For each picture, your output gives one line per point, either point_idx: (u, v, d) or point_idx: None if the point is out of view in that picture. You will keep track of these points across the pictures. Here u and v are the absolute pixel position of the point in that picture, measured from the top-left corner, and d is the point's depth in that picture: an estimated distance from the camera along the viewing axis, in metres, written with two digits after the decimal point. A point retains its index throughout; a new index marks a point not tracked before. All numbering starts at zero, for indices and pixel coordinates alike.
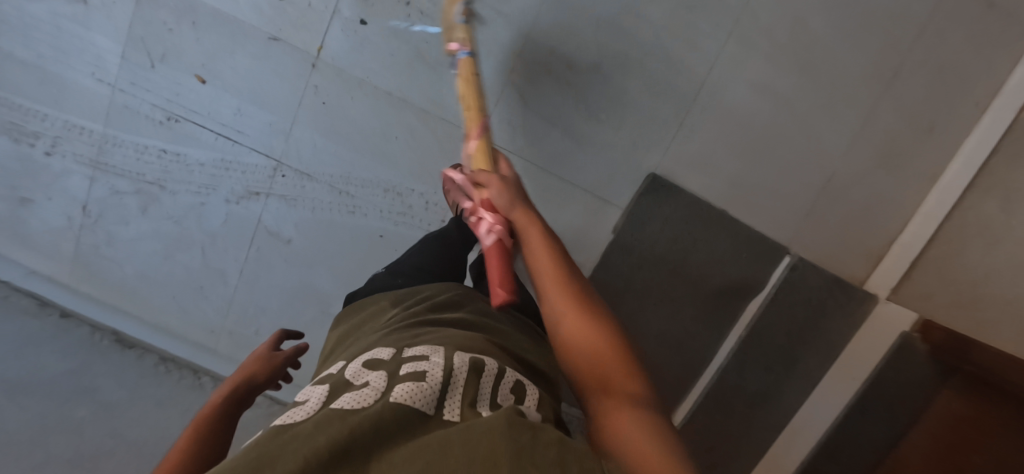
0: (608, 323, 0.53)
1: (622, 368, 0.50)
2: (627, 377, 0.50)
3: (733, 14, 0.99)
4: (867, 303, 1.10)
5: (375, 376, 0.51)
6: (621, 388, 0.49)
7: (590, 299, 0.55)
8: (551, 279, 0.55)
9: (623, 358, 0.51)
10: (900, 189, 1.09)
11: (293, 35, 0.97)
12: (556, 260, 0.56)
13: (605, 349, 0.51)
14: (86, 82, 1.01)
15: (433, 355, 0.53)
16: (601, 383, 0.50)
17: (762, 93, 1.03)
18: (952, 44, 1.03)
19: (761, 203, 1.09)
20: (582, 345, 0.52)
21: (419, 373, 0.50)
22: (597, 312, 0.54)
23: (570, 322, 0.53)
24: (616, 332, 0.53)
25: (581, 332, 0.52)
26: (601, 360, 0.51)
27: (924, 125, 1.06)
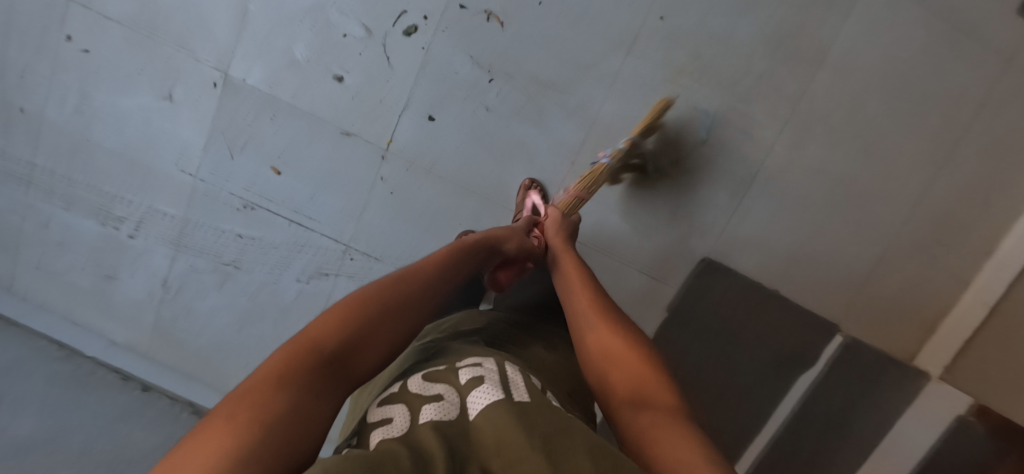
0: (640, 346, 0.60)
1: (651, 378, 0.55)
2: (656, 385, 0.54)
3: (789, 103, 1.01)
4: (919, 380, 1.10)
5: (444, 389, 0.48)
6: (649, 394, 0.53)
7: (624, 328, 0.63)
8: (589, 312, 0.66)
9: (651, 370, 0.56)
10: (954, 267, 1.09)
11: (365, 129, 1.03)
12: (598, 298, 0.69)
13: (634, 361, 0.57)
14: (169, 169, 1.07)
15: (485, 362, 0.52)
16: (633, 397, 0.54)
17: (815, 177, 1.05)
18: (1011, 126, 1.03)
19: (813, 282, 1.10)
20: (614, 358, 0.59)
21: (479, 377, 0.49)
22: (630, 337, 0.61)
23: (604, 340, 0.61)
24: (650, 357, 0.58)
25: (616, 351, 0.59)
26: (635, 375, 0.56)
27: (979, 205, 1.06)
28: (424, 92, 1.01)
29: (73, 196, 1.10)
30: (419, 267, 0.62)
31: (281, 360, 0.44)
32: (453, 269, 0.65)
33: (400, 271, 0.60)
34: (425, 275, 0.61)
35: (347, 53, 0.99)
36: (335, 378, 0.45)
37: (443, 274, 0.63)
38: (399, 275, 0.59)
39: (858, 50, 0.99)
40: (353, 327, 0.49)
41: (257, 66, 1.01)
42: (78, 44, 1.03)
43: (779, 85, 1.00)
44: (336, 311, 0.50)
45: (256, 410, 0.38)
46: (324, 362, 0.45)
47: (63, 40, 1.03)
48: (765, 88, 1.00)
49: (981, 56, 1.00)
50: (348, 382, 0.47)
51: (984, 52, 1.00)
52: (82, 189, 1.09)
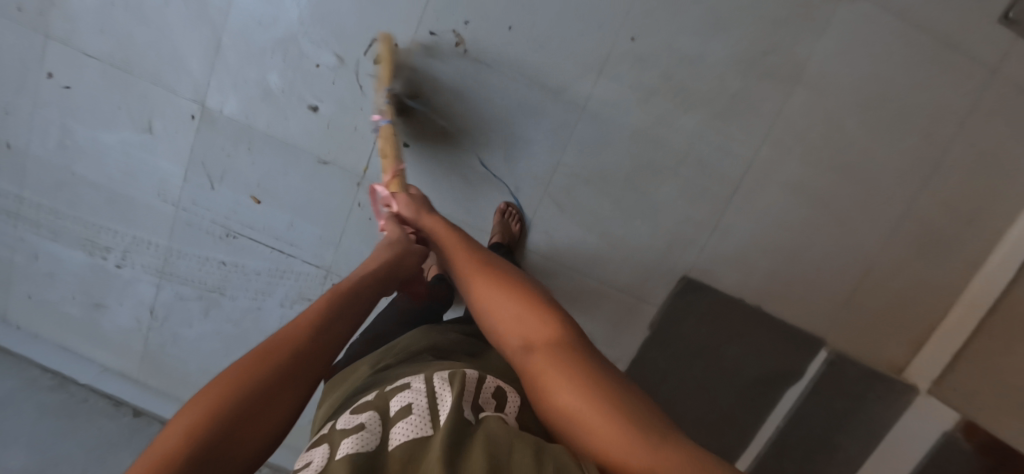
0: (515, 286, 0.58)
1: (530, 319, 0.53)
2: (536, 324, 0.53)
3: (765, 120, 1.00)
4: (907, 394, 1.09)
5: (367, 418, 0.47)
6: (532, 337, 0.52)
7: (501, 274, 0.60)
8: (465, 266, 0.63)
9: (530, 309, 0.54)
10: (940, 279, 1.08)
11: (341, 157, 1.03)
12: (469, 249, 0.66)
13: (511, 306, 0.55)
14: (151, 199, 1.09)
15: (415, 382, 0.51)
16: (519, 343, 0.53)
17: (794, 194, 1.04)
18: (994, 137, 1.01)
19: (796, 298, 1.09)
20: (493, 309, 0.57)
21: (407, 406, 0.47)
22: (508, 282, 0.59)
23: (482, 291, 0.59)
24: (529, 296, 0.57)
25: (496, 301, 0.57)
26: (516, 321, 0.54)
27: (964, 217, 1.05)
28: (398, 119, 1.01)
29: (60, 228, 1.12)
30: (302, 318, 0.52)
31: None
32: (349, 314, 0.56)
33: (280, 328, 0.50)
34: (309, 325, 0.52)
35: (321, 82, 1.01)
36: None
37: (334, 321, 0.54)
38: (272, 341, 0.49)
39: (834, 65, 0.98)
40: (219, 421, 0.42)
41: (234, 98, 1.02)
42: (59, 80, 1.05)
43: (754, 103, 0.99)
44: (210, 395, 0.43)
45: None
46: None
47: (44, 77, 1.05)
48: (740, 105, 0.99)
49: (961, 67, 0.99)
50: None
51: (964, 63, 0.99)
52: (69, 221, 1.11)
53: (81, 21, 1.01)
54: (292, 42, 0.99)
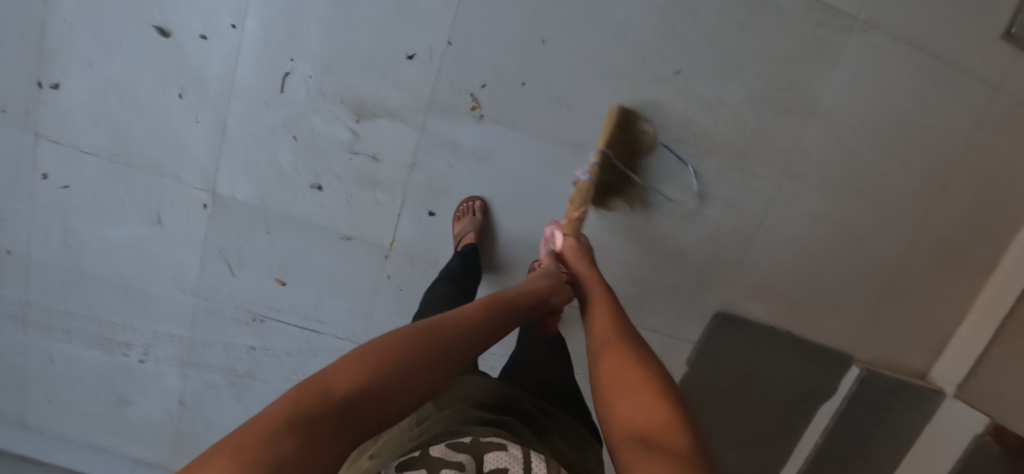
0: (653, 379, 0.53)
1: (664, 421, 0.48)
2: (670, 429, 0.47)
3: (784, 155, 1.01)
4: (933, 400, 1.14)
5: (466, 462, 0.45)
6: (659, 439, 0.46)
7: (641, 360, 0.56)
8: (605, 336, 0.61)
9: (667, 412, 0.49)
10: (956, 287, 1.12)
11: (364, 232, 1.01)
12: (616, 322, 0.64)
13: (644, 397, 0.51)
14: (170, 291, 1.05)
15: (512, 445, 0.48)
16: (640, 437, 0.47)
17: (815, 222, 1.06)
18: (1002, 149, 1.04)
19: (822, 321, 1.12)
20: (624, 392, 0.52)
21: (504, 473, 0.44)
22: (645, 369, 0.54)
23: (615, 370, 0.55)
24: (667, 393, 0.51)
25: (632, 381, 0.53)
26: (643, 407, 0.50)
27: (976, 227, 1.09)
28: (419, 189, 0.98)
29: (75, 329, 1.07)
30: (453, 313, 0.55)
31: (294, 402, 0.40)
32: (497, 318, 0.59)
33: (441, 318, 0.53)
34: (464, 321, 0.54)
35: (335, 161, 0.97)
36: (341, 435, 0.41)
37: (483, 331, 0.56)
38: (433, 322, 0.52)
39: (848, 95, 0.99)
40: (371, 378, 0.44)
41: (245, 183, 0.98)
42: (55, 180, 0.99)
43: (773, 140, 1.00)
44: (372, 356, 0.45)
45: (237, 461, 0.35)
46: (335, 418, 0.40)
47: (38, 178, 0.99)
48: (761, 143, 1.00)
49: (967, 85, 1.01)
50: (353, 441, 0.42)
51: (970, 81, 1.01)
52: (84, 320, 1.07)
53: (72, 117, 0.95)
54: (300, 120, 0.95)
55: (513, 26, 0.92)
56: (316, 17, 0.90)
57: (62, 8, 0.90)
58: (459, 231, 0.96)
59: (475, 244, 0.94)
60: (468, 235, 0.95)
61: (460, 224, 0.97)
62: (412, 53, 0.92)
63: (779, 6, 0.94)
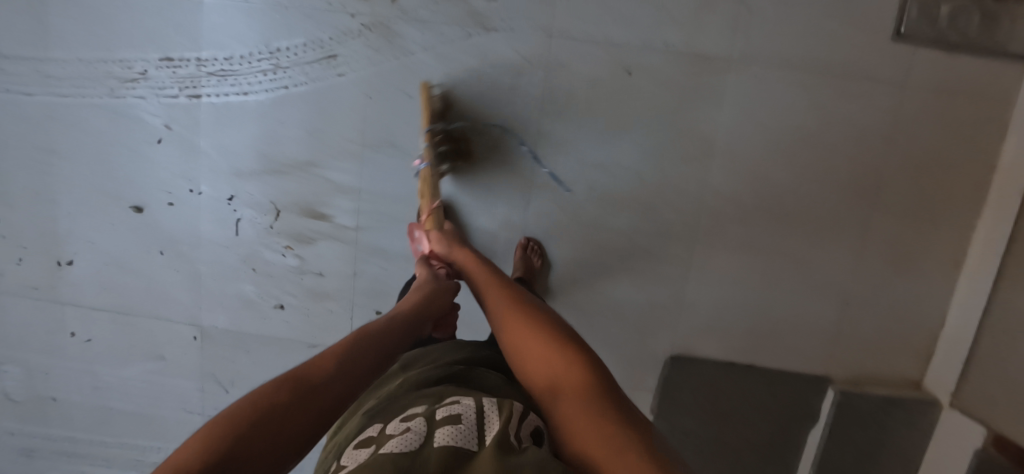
0: (551, 325, 0.60)
1: (562, 360, 0.55)
2: (566, 363, 0.54)
3: (693, 197, 1.04)
4: (930, 410, 1.06)
5: (414, 422, 0.49)
6: (560, 378, 0.53)
7: (534, 316, 0.62)
8: (496, 302, 0.67)
9: (563, 351, 0.56)
10: (924, 287, 1.06)
11: (325, 338, 1.13)
12: (504, 289, 0.69)
13: (542, 344, 0.57)
14: (180, 413, 1.21)
15: (463, 399, 0.52)
16: (548, 385, 0.54)
17: (746, 253, 1.06)
18: (926, 142, 1.02)
19: (783, 348, 1.09)
20: (524, 345, 0.59)
21: (455, 415, 0.48)
22: (538, 320, 0.61)
23: (512, 328, 0.62)
24: (560, 336, 0.58)
25: (531, 345, 0.58)
26: (545, 355, 0.56)
27: (926, 224, 1.04)
28: (364, 292, 1.10)
29: (112, 457, 1.26)
30: (314, 359, 0.52)
31: None
32: (367, 348, 0.56)
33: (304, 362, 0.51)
34: (324, 370, 0.51)
35: (288, 282, 1.11)
36: None
37: (350, 360, 0.54)
38: (294, 370, 0.49)
39: (741, 130, 1.01)
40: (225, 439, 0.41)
41: (222, 315, 1.14)
42: (80, 336, 1.20)
43: (676, 185, 1.03)
44: (218, 421, 0.43)
45: None
46: None
47: (67, 336, 1.20)
48: (667, 192, 1.04)
49: (867, 90, 1.00)
50: None
51: (869, 86, 1.00)
52: (120, 449, 1.25)
53: (84, 284, 1.16)
54: (255, 254, 1.10)
55: (412, 141, 1.03)
56: (250, 172, 1.06)
57: (65, 203, 1.13)
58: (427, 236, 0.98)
59: None
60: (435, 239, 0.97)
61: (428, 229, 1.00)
62: (332, 181, 1.05)
63: (650, 66, 0.99)
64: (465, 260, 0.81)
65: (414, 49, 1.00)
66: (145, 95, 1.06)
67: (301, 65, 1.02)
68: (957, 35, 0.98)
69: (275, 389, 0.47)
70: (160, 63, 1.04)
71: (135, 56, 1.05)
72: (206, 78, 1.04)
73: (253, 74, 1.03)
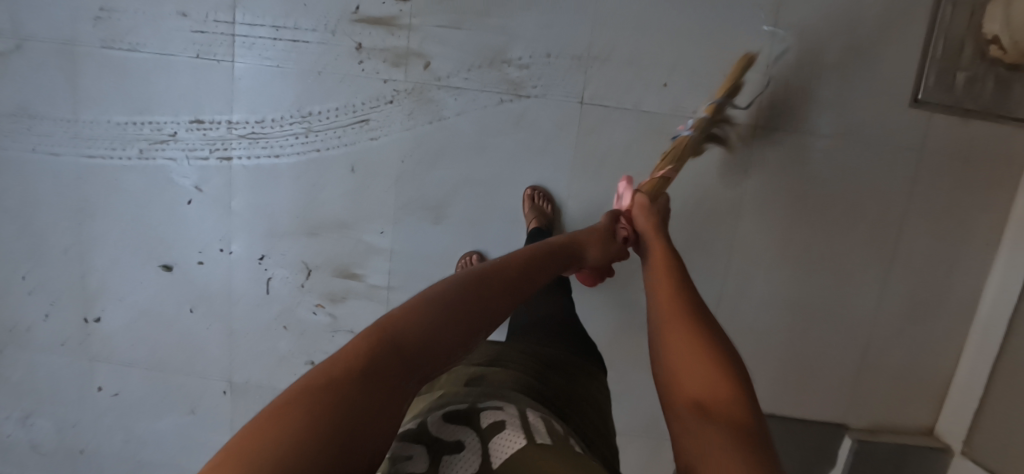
0: (717, 342, 0.49)
1: (724, 388, 0.44)
2: (726, 393, 0.43)
3: (721, 257, 1.06)
4: (942, 456, 1.10)
5: (461, 434, 0.44)
6: (714, 405, 0.43)
7: (702, 323, 0.51)
8: (662, 286, 0.58)
9: (726, 377, 0.45)
10: (935, 337, 1.10)
11: None
12: (675, 276, 0.59)
13: (701, 356, 0.47)
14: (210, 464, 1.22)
15: (504, 403, 0.48)
16: (696, 405, 0.44)
17: (772, 309, 1.08)
18: (942, 200, 1.05)
19: (805, 398, 1.12)
20: (679, 349, 0.49)
21: (500, 422, 0.44)
22: (704, 338, 0.49)
23: (671, 325, 0.52)
24: (724, 357, 0.47)
25: (686, 351, 0.49)
26: (699, 381, 0.46)
27: (942, 279, 1.07)
28: None
29: None
30: (494, 268, 0.53)
31: (364, 342, 0.40)
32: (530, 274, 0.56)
33: (488, 269, 0.53)
34: (503, 281, 0.52)
35: (322, 339, 1.12)
36: (401, 375, 0.39)
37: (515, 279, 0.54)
38: (475, 275, 0.51)
39: (766, 192, 1.04)
40: (425, 322, 0.44)
41: (255, 370, 1.15)
42: (107, 390, 1.20)
43: (704, 245, 1.06)
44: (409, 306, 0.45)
45: (292, 410, 0.32)
46: (396, 360, 0.40)
47: (95, 390, 1.20)
48: (694, 252, 1.07)
49: (888, 152, 1.03)
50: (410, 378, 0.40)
51: (890, 149, 1.03)
52: None
53: (113, 340, 1.17)
54: (288, 313, 1.11)
55: (444, 202, 1.04)
56: (284, 232, 1.07)
57: (94, 260, 1.13)
58: None
59: None
60: None
61: None
62: (366, 242, 1.06)
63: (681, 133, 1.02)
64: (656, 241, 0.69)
65: (448, 113, 1.01)
66: (175, 156, 1.06)
67: (334, 128, 1.02)
68: (974, 101, 1.01)
69: (452, 293, 0.48)
70: (190, 125, 1.04)
71: (165, 118, 1.05)
72: (237, 141, 1.04)
73: (285, 137, 1.03)
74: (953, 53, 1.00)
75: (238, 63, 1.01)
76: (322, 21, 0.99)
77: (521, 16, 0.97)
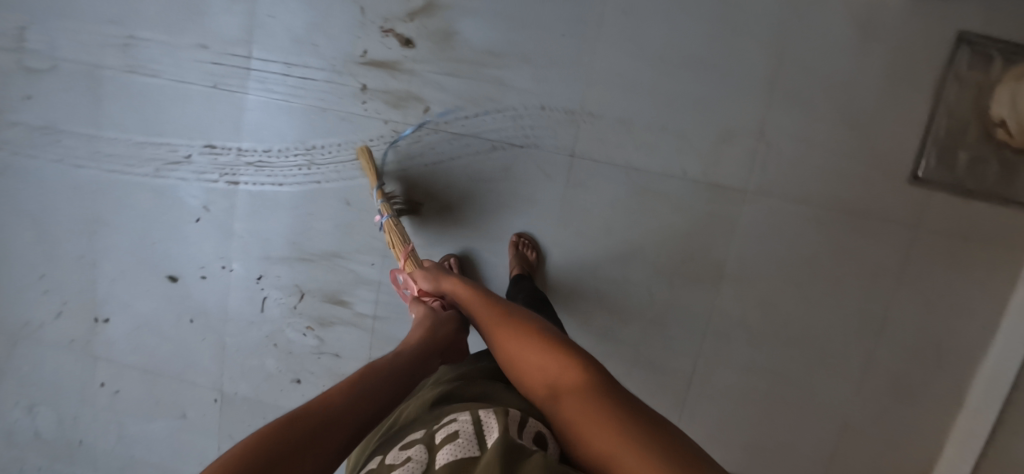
0: (535, 329, 0.56)
1: (557, 363, 0.50)
2: (562, 366, 0.50)
3: (701, 317, 1.07)
4: None
5: (415, 451, 0.44)
6: (559, 382, 0.49)
7: (523, 322, 0.58)
8: (481, 310, 0.63)
9: (556, 353, 0.51)
10: (921, 419, 1.05)
11: None
12: (487, 299, 0.64)
13: (532, 351, 0.53)
14: (195, 468, 1.27)
15: (460, 412, 0.48)
16: (549, 391, 0.50)
17: (750, 372, 1.08)
18: (937, 279, 1.01)
19: (780, 466, 1.11)
20: (517, 357, 0.54)
21: (452, 432, 0.44)
22: (529, 331, 0.56)
23: (501, 339, 0.57)
24: (547, 338, 0.54)
25: (522, 355, 0.54)
26: (539, 367, 0.52)
27: (932, 359, 1.03)
28: None
29: None
30: (325, 393, 0.51)
31: None
32: (374, 386, 0.54)
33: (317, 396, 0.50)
34: (334, 404, 0.49)
35: (307, 361, 1.16)
36: None
37: (354, 396, 0.51)
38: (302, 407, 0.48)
39: (752, 258, 1.04)
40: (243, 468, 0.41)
41: (244, 383, 1.20)
42: (109, 387, 1.27)
43: (687, 304, 1.06)
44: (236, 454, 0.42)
45: None
46: None
47: (98, 386, 1.27)
48: (676, 309, 1.07)
49: (882, 226, 1.02)
50: None
51: (884, 223, 1.01)
52: None
53: (117, 341, 1.24)
54: (278, 333, 1.16)
55: (433, 241, 1.07)
56: (280, 257, 1.12)
57: (107, 266, 1.20)
58: None
59: None
60: None
61: None
62: (356, 272, 1.10)
63: (669, 192, 1.03)
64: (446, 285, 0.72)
65: (443, 157, 1.04)
66: (186, 177, 1.12)
67: (335, 163, 1.07)
68: (975, 181, 0.99)
69: (288, 428, 0.45)
70: (203, 149, 1.10)
71: (180, 141, 1.11)
72: (244, 167, 1.09)
73: (289, 167, 1.08)
74: (957, 130, 0.98)
75: (250, 95, 1.06)
76: (330, 61, 1.03)
77: (518, 67, 1.00)
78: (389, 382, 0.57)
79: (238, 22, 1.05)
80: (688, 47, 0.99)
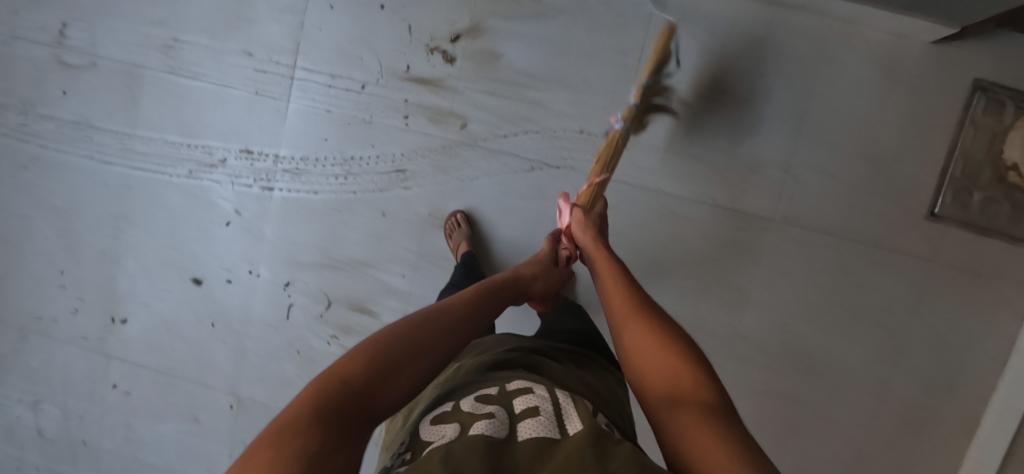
0: (669, 333, 0.56)
1: (682, 373, 0.50)
2: (687, 377, 0.50)
3: (723, 341, 1.09)
4: None
5: (495, 409, 0.47)
6: (682, 389, 0.49)
7: (654, 321, 0.58)
8: (616, 294, 0.65)
9: (684, 364, 0.51)
10: (932, 449, 1.08)
11: None
12: (626, 287, 0.66)
13: (660, 352, 0.54)
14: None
15: (538, 391, 0.50)
16: (667, 393, 0.49)
17: (768, 397, 1.11)
18: (949, 313, 1.05)
19: None
20: (643, 352, 0.55)
21: (534, 407, 0.46)
22: (660, 332, 0.56)
23: (630, 330, 0.58)
24: (682, 347, 0.54)
25: (647, 350, 0.55)
26: (658, 362, 0.53)
27: (943, 391, 1.06)
28: None
29: None
30: (440, 308, 0.59)
31: (311, 391, 0.44)
32: (473, 309, 0.62)
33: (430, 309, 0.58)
34: (445, 317, 0.57)
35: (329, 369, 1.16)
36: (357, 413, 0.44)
37: (462, 317, 0.59)
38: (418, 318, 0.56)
39: (774, 286, 1.07)
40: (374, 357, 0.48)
41: (262, 390, 1.19)
42: (120, 388, 1.25)
43: (709, 327, 1.09)
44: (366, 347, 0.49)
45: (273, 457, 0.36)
46: (353, 397, 0.44)
47: (108, 387, 1.25)
48: (698, 332, 1.09)
49: (899, 261, 1.06)
50: (369, 410, 0.45)
51: (901, 258, 1.06)
52: None
53: (134, 342, 1.22)
54: (301, 340, 1.15)
55: None
56: (310, 263, 1.13)
57: (129, 265, 1.19)
58: (453, 245, 1.03)
59: (469, 250, 1.00)
60: (462, 246, 1.01)
61: (453, 239, 1.04)
62: (385, 282, 1.11)
63: (697, 217, 1.06)
64: (591, 249, 0.78)
65: (480, 174, 1.06)
66: (220, 180, 1.12)
67: (372, 174, 1.08)
68: (988, 220, 1.03)
69: (410, 332, 0.53)
70: (239, 154, 1.11)
71: (216, 144, 1.12)
72: (280, 174, 1.10)
73: (326, 176, 1.10)
74: (971, 172, 1.02)
75: (291, 103, 1.08)
76: (373, 75, 1.06)
77: (557, 90, 1.04)
78: (488, 308, 0.64)
79: (284, 32, 1.07)
80: (721, 81, 1.03)
